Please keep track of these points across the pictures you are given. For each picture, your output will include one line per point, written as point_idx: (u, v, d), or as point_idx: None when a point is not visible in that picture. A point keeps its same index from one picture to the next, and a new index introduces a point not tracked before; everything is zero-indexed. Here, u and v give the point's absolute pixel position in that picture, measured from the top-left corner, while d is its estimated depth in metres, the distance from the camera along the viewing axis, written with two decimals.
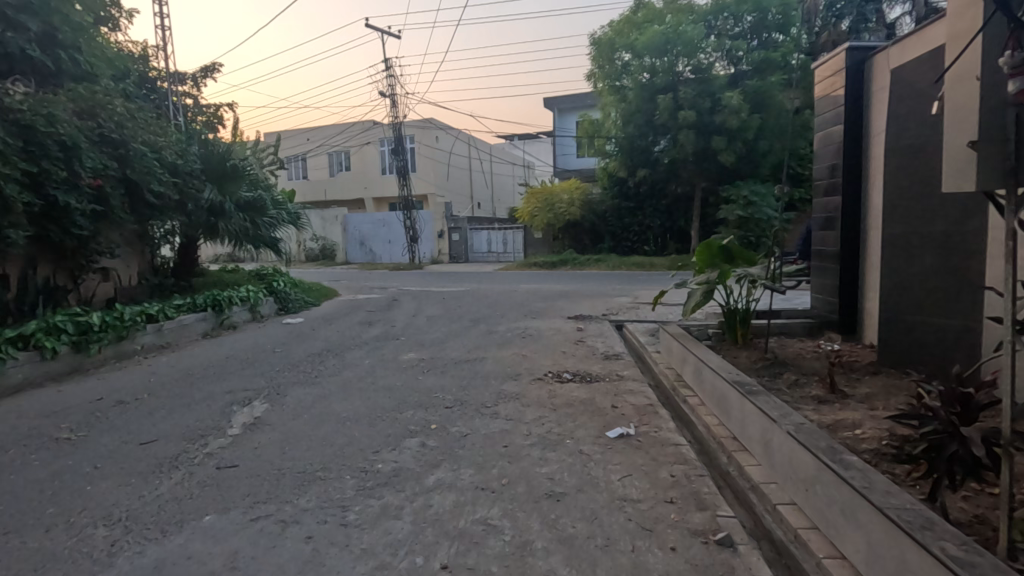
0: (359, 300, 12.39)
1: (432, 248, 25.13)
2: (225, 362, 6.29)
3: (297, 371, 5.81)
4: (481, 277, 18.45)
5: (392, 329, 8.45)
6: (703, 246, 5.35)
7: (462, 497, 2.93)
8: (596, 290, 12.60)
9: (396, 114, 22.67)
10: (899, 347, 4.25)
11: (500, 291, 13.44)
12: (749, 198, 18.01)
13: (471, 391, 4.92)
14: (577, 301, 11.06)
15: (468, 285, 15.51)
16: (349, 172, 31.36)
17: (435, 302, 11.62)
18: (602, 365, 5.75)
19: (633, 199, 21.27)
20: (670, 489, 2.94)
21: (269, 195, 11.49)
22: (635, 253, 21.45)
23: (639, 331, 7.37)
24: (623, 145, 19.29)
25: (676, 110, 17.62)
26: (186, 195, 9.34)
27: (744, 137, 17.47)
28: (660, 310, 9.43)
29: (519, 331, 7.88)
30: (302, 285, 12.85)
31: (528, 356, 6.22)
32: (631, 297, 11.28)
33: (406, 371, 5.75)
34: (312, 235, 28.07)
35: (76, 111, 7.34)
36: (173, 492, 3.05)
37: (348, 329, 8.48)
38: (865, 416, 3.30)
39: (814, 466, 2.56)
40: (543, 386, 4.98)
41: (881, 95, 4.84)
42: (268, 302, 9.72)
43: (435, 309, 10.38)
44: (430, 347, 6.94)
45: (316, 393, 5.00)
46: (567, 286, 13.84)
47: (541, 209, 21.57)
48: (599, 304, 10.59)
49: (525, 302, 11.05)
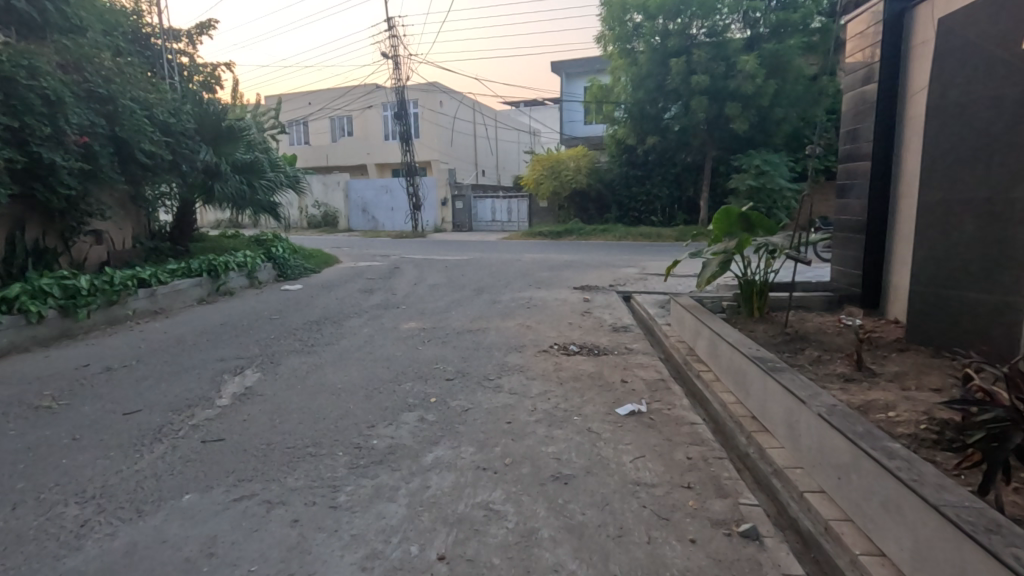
0: (360, 267, 12.15)
1: (435, 216, 24.74)
2: (219, 329, 6.07)
3: (293, 339, 5.60)
4: (485, 245, 18.14)
5: (392, 297, 8.22)
6: (722, 213, 5.04)
7: (462, 478, 2.72)
8: (603, 261, 12.29)
9: (399, 77, 21.99)
10: (930, 324, 3.99)
11: (505, 261, 13.17)
12: (761, 167, 17.49)
13: (473, 362, 4.70)
14: (583, 271, 10.79)
15: (471, 254, 15.23)
16: (351, 137, 30.74)
17: (438, 270, 11.37)
18: (610, 337, 5.51)
19: (642, 168, 20.74)
20: (687, 474, 2.72)
21: (268, 158, 11.14)
22: (642, 223, 21.04)
23: (647, 303, 7.11)
24: (632, 111, 18.68)
25: (689, 74, 16.96)
26: (180, 156, 9.00)
27: (759, 104, 16.86)
28: (669, 282, 9.16)
29: (523, 301, 7.64)
30: (303, 252, 12.59)
31: (533, 327, 5.98)
32: (639, 268, 10.98)
33: (405, 340, 5.53)
34: (315, 202, 27.64)
35: (61, 64, 7.11)
36: (153, 467, 2.85)
37: (347, 296, 8.25)
38: (898, 397, 3.06)
39: (850, 453, 2.32)
40: (549, 359, 4.74)
41: (924, 50, 4.44)
42: (266, 268, 9.47)
43: (438, 278, 10.13)
44: (432, 316, 6.71)
45: (311, 362, 4.78)
46: (572, 256, 13.55)
47: (547, 177, 21.08)
48: (606, 274, 10.31)
49: (530, 272, 10.79)
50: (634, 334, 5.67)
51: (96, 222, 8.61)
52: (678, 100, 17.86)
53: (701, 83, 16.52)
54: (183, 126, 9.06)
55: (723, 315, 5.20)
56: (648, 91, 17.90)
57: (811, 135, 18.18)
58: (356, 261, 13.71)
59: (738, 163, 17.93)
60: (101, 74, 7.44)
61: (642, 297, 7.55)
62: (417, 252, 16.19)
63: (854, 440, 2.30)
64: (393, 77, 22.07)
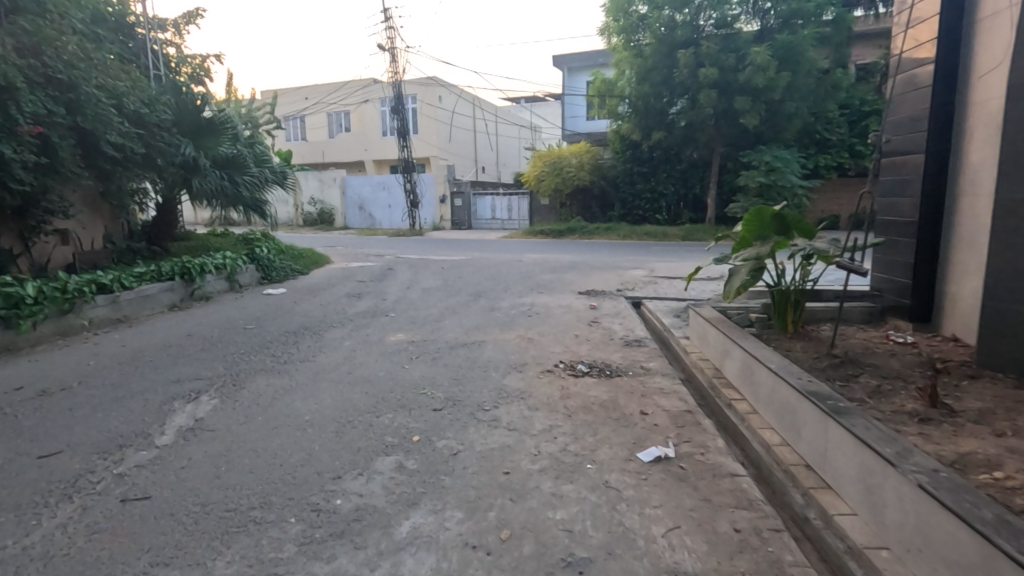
0: (352, 269, 11.50)
1: (433, 213, 24.07)
2: (185, 342, 5.43)
3: (264, 355, 4.95)
4: (484, 245, 17.50)
5: (383, 303, 7.58)
6: (753, 213, 4.38)
7: (444, 562, 2.09)
8: (609, 262, 11.62)
9: (395, 70, 21.29)
10: (1009, 346, 3.34)
11: (504, 262, 12.51)
12: (772, 164, 16.83)
13: (466, 386, 4.06)
14: (588, 274, 10.13)
15: (469, 254, 14.58)
16: (349, 133, 30.07)
17: (433, 272, 10.71)
18: (622, 354, 4.86)
19: (647, 165, 20.07)
20: (738, 557, 2.09)
21: (255, 154, 10.51)
22: (647, 221, 20.38)
23: (661, 311, 6.46)
24: (637, 105, 18.00)
25: (697, 67, 16.26)
26: (153, 149, 8.34)
27: (770, 98, 16.16)
28: (682, 287, 8.50)
29: (525, 308, 6.99)
30: (292, 252, 11.96)
31: (535, 341, 5.34)
32: (648, 270, 10.32)
33: (391, 357, 4.89)
34: (311, 199, 26.94)
35: (17, 48, 6.43)
36: (48, 543, 2.22)
37: (333, 302, 7.59)
38: (999, 449, 2.41)
39: (977, 551, 1.68)
40: (554, 382, 4.10)
41: (1000, 23, 3.78)
42: (248, 270, 8.83)
43: (433, 280, 9.49)
44: (423, 326, 6.06)
45: (279, 385, 4.13)
46: (575, 257, 12.88)
47: (548, 173, 20.35)
48: (613, 277, 9.65)
49: (531, 274, 10.13)
50: (649, 349, 5.03)
51: (61, 221, 8.07)
52: (685, 93, 17.17)
53: (709, 76, 15.81)
54: (159, 118, 8.42)
55: (753, 330, 4.56)
56: (653, 85, 17.22)
57: (823, 130, 17.48)
58: (349, 261, 13.06)
59: (747, 159, 17.26)
60: (63, 58, 6.76)
61: (655, 305, 6.90)
62: (412, 252, 15.53)
63: (980, 532, 1.66)
64: (390, 70, 21.37)
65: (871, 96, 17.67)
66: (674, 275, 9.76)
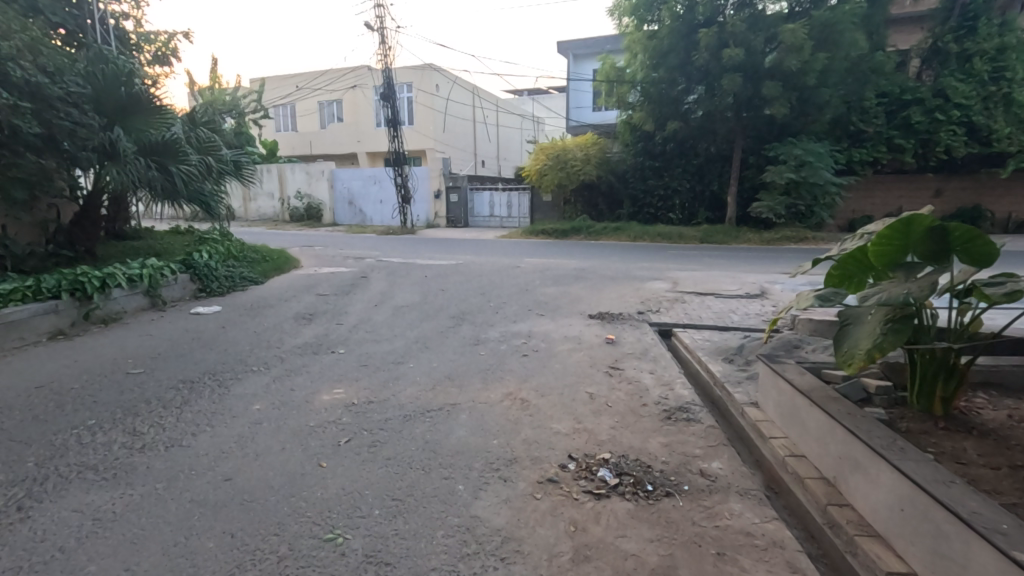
0: (318, 276, 9.81)
1: (427, 210, 22.34)
2: (22, 399, 3.76)
3: (117, 433, 3.26)
4: (479, 245, 15.81)
5: (337, 328, 5.86)
6: (899, 224, 2.61)
7: None
8: (623, 271, 9.87)
9: (386, 53, 19.51)
10: None
11: (499, 267, 10.79)
12: (803, 157, 15.05)
13: (410, 521, 2.37)
14: (598, 287, 8.39)
15: (460, 257, 12.84)
16: (341, 123, 28.34)
17: (412, 281, 9.01)
18: (665, 440, 3.14)
19: (659, 159, 18.36)
20: None
21: (200, 139, 8.74)
22: (659, 220, 18.62)
23: (705, 352, 4.75)
24: (650, 92, 16.31)
25: (720, 48, 14.46)
26: (54, 129, 6.67)
27: (802, 85, 14.38)
28: (717, 308, 6.79)
29: (520, 342, 5.28)
30: (249, 256, 10.25)
31: (531, 408, 3.63)
32: (670, 283, 8.58)
33: (309, 440, 3.18)
34: (297, 193, 25.27)
35: None
36: None
37: (274, 327, 5.91)
38: None
39: None
40: (560, 514, 2.40)
41: None
42: (179, 281, 7.18)
43: (409, 294, 7.80)
44: (377, 374, 4.38)
45: (95, 510, 2.45)
46: (582, 262, 11.16)
47: (550, 168, 18.51)
48: (629, 292, 7.91)
49: (530, 286, 8.40)
50: (706, 427, 3.31)
51: None
52: (704, 80, 15.44)
53: (734, 58, 13.95)
54: (63, 90, 6.74)
55: (878, 414, 2.83)
56: (669, 69, 15.49)
57: (858, 121, 15.63)
58: (319, 266, 11.38)
59: (774, 152, 15.50)
60: None
61: (695, 342, 5.17)
62: (398, 253, 13.81)
63: None
64: (379, 54, 19.61)
65: (911, 82, 15.49)
66: (703, 289, 8.04)
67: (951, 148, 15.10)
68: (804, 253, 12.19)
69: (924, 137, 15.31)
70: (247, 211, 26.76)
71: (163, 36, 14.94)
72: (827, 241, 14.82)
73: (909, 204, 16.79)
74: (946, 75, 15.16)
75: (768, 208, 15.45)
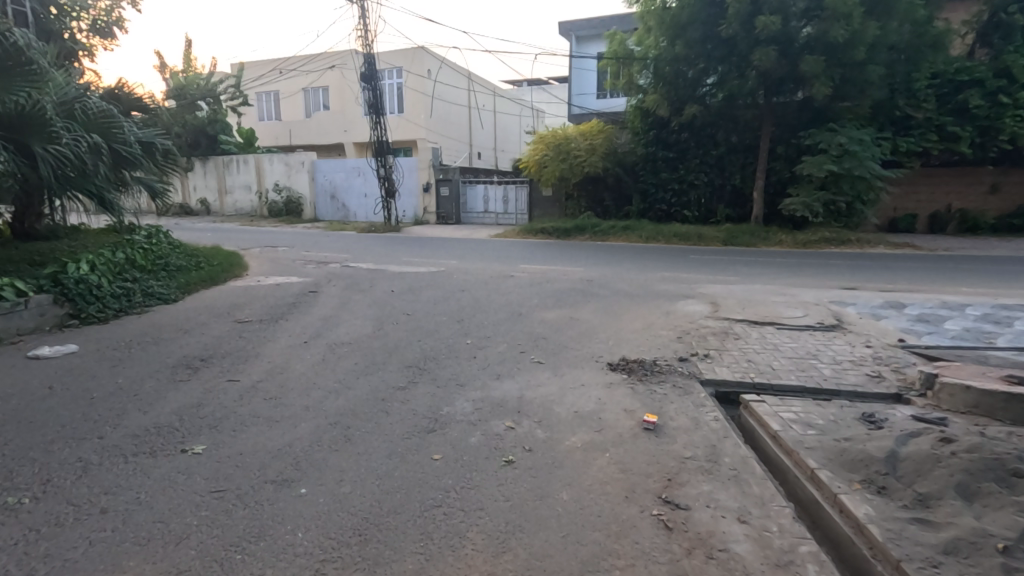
0: (257, 289, 7.77)
1: (415, 205, 20.31)
2: None
3: None
4: (469, 246, 13.73)
5: (224, 390, 3.81)
6: None
7: None
8: (643, 286, 7.81)
9: (368, 30, 17.39)
10: None
11: (487, 277, 8.76)
12: (845, 146, 13.01)
13: None
14: (614, 309, 6.36)
15: (444, 262, 10.77)
16: (326, 111, 26.25)
17: (372, 299, 6.95)
18: None
19: (673, 150, 16.30)
20: None
21: (93, 116, 6.55)
22: (673, 218, 16.52)
23: (825, 465, 2.71)
24: (664, 71, 14.28)
25: (752, 16, 12.37)
26: None
27: (848, 61, 12.35)
28: (790, 351, 4.75)
29: (501, 427, 3.24)
30: (175, 263, 8.15)
31: None
32: (708, 305, 6.54)
33: None
34: (275, 185, 23.14)
35: None
36: None
37: (129, 386, 3.87)
38: None
39: None
40: None
41: None
42: (31, 307, 5.18)
43: (361, 321, 5.78)
44: (230, 518, 2.35)
45: None
46: (590, 272, 9.12)
47: (551, 158, 16.42)
48: (657, 319, 5.87)
49: (524, 308, 6.37)
50: None
51: None
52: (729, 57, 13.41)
53: (769, 28, 11.86)
54: None
55: None
56: (690, 44, 13.43)
57: (905, 105, 13.60)
58: (267, 274, 9.30)
59: (810, 140, 13.47)
60: None
61: (794, 431, 3.14)
62: (371, 257, 11.74)
63: None
64: (360, 30, 17.50)
65: (967, 61, 13.46)
66: (756, 315, 6.00)
67: (1016, 136, 13.02)
68: (858, 262, 10.12)
69: (983, 124, 13.28)
70: (222, 205, 24.68)
71: (103, 3, 12.75)
72: (873, 243, 12.72)
73: (960, 201, 14.74)
74: (1009, 52, 13.15)
75: (803, 205, 13.35)
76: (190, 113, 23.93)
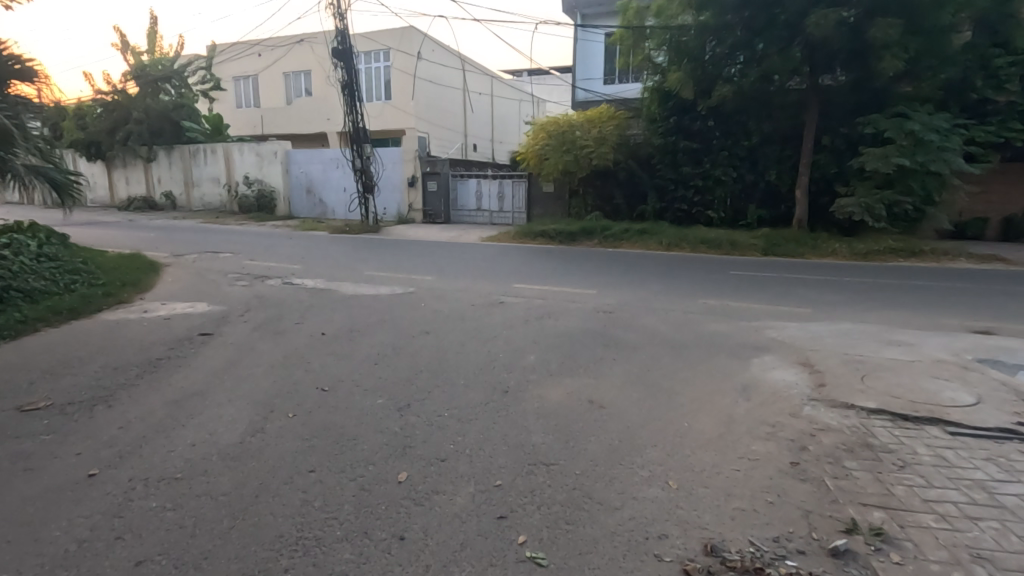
0: (131, 327, 5.36)
1: (399, 201, 17.90)
2: None
3: None
4: (455, 253, 11.34)
5: None
6: None
7: None
8: (685, 326, 5.44)
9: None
10: None
11: (467, 306, 6.40)
12: (916, 135, 10.66)
13: None
14: (659, 380, 3.95)
15: (415, 279, 8.36)
16: (307, 97, 23.77)
17: (283, 352, 4.54)
18: None
19: (698, 139, 13.88)
20: None
21: None
22: (697, 220, 14.09)
23: None
24: (689, 45, 11.84)
25: None
26: None
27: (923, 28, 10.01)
28: None
29: None
30: (19, 288, 5.78)
31: None
32: (804, 373, 4.14)
33: None
34: (244, 177, 20.73)
35: None
36: None
37: None
38: None
39: None
40: None
41: None
42: None
43: (234, 411, 3.38)
44: None
45: None
46: (607, 297, 6.76)
47: (553, 149, 14.00)
48: (734, 408, 3.48)
49: (513, 378, 3.96)
50: None
51: None
52: None
53: None
54: None
55: None
56: (723, 11, 11.01)
57: (983, 86, 11.25)
58: (172, 296, 6.88)
59: (870, 128, 11.08)
60: None
61: None
62: (328, 268, 9.31)
63: None
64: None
65: None
66: (899, 401, 3.59)
67: None
68: (958, 283, 7.71)
69: None
70: (188, 199, 22.25)
71: None
72: (952, 254, 10.31)
73: None
74: None
75: (861, 207, 10.98)
76: (151, 97, 21.45)
